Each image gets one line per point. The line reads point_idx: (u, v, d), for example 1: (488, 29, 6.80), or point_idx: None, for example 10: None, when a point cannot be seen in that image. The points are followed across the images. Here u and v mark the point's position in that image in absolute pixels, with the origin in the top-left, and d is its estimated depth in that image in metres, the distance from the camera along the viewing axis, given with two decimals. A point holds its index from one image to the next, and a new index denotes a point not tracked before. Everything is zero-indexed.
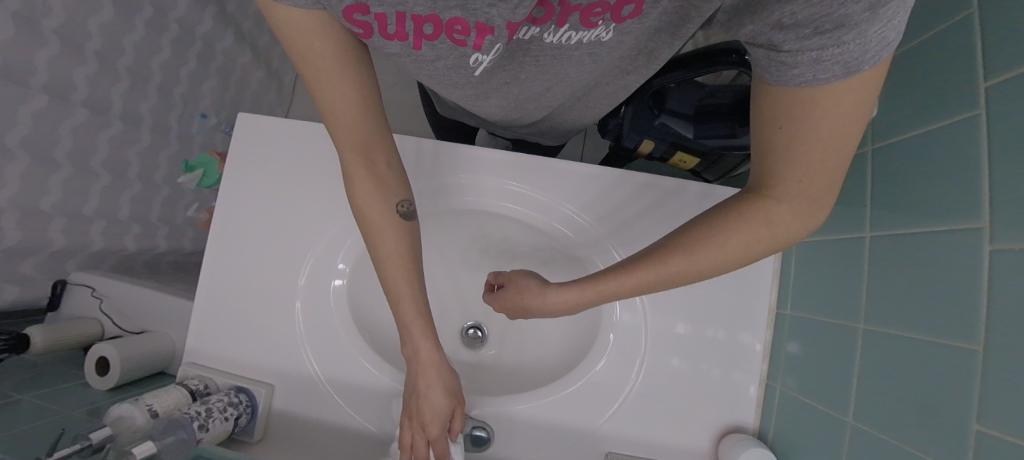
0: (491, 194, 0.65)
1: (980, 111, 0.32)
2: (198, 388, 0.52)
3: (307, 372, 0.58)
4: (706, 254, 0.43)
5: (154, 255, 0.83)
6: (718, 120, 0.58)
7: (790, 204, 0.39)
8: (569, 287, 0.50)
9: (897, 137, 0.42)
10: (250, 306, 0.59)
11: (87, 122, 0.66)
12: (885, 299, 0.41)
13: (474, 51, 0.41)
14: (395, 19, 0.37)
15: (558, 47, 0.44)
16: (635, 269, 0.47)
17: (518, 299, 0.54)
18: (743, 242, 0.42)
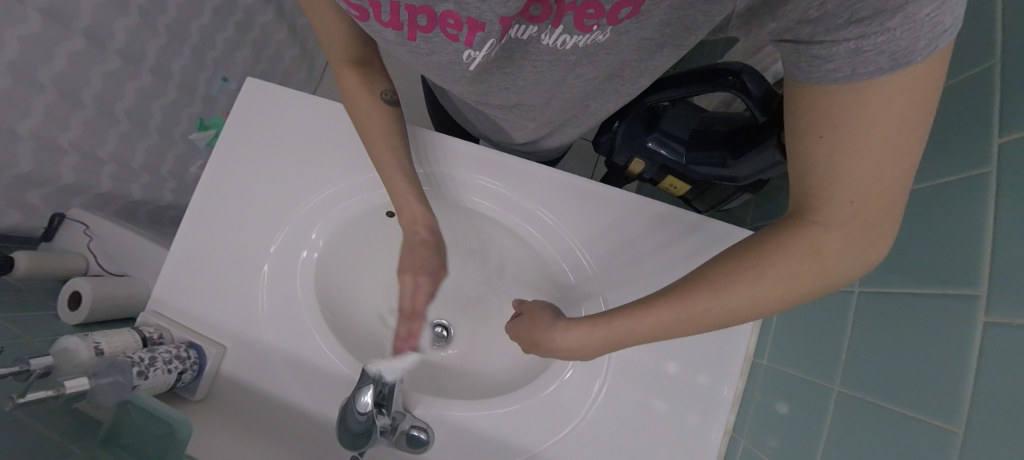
0: (498, 205, 0.59)
1: (991, 192, 0.33)
2: (151, 337, 0.54)
3: (258, 341, 0.57)
4: (743, 296, 0.34)
5: (158, 206, 0.94)
6: (715, 148, 0.49)
7: (844, 231, 0.30)
8: (580, 326, 0.42)
9: (972, 183, 0.35)
10: (222, 267, 0.58)
11: (117, 68, 0.80)
12: (888, 376, 0.39)
13: (464, 48, 0.38)
14: (388, 6, 0.34)
15: (557, 53, 0.39)
16: (656, 307, 0.37)
17: (527, 332, 0.47)
18: (786, 281, 0.32)
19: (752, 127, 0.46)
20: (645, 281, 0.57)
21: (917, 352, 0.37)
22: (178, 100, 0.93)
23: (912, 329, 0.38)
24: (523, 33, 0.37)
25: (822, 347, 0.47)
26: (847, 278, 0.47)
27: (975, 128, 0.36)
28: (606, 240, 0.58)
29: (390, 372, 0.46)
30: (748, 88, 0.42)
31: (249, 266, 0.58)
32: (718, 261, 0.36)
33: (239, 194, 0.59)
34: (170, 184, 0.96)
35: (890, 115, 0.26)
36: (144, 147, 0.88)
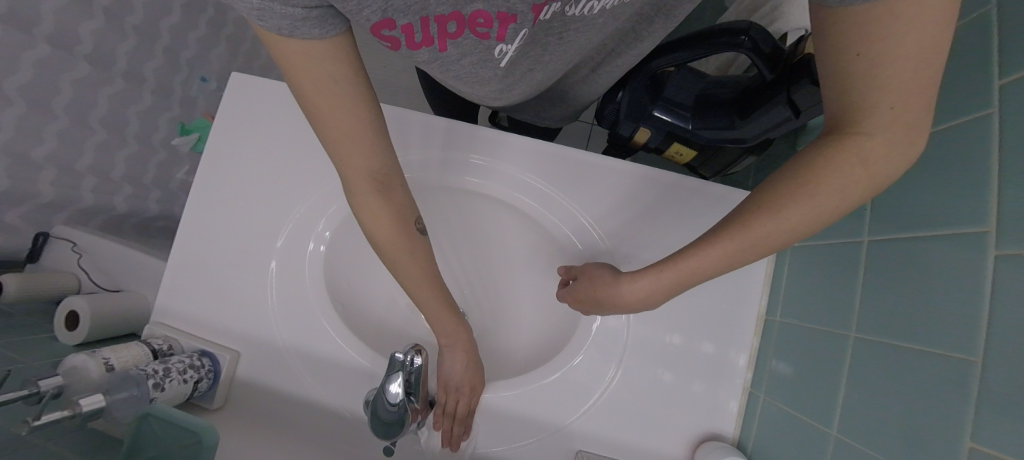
0: (508, 185, 0.59)
1: (993, 131, 0.34)
2: (161, 348, 0.53)
3: (273, 343, 0.56)
4: (797, 213, 0.36)
5: (144, 217, 0.91)
6: (721, 112, 0.49)
7: (885, 133, 0.31)
8: (642, 277, 0.44)
9: (974, 125, 0.37)
10: (225, 272, 0.57)
11: (88, 75, 0.76)
12: (901, 319, 0.40)
13: (497, 42, 0.38)
14: (418, 26, 0.34)
15: (583, 16, 0.38)
16: (719, 245, 0.40)
17: (590, 292, 0.50)
18: (836, 192, 0.34)
19: (758, 85, 0.46)
20: (656, 250, 0.58)
21: (928, 293, 0.38)
22: (155, 106, 0.89)
23: (923, 270, 0.39)
24: (548, 15, 0.36)
25: (834, 298, 0.49)
26: (854, 229, 0.48)
27: (976, 68, 0.37)
28: (614, 213, 0.58)
29: (415, 360, 0.45)
30: (755, 46, 0.42)
31: (257, 267, 0.57)
32: (768, 188, 0.38)
33: (238, 194, 0.57)
34: (155, 193, 0.93)
35: (921, 29, 0.27)
36: (124, 157, 0.85)
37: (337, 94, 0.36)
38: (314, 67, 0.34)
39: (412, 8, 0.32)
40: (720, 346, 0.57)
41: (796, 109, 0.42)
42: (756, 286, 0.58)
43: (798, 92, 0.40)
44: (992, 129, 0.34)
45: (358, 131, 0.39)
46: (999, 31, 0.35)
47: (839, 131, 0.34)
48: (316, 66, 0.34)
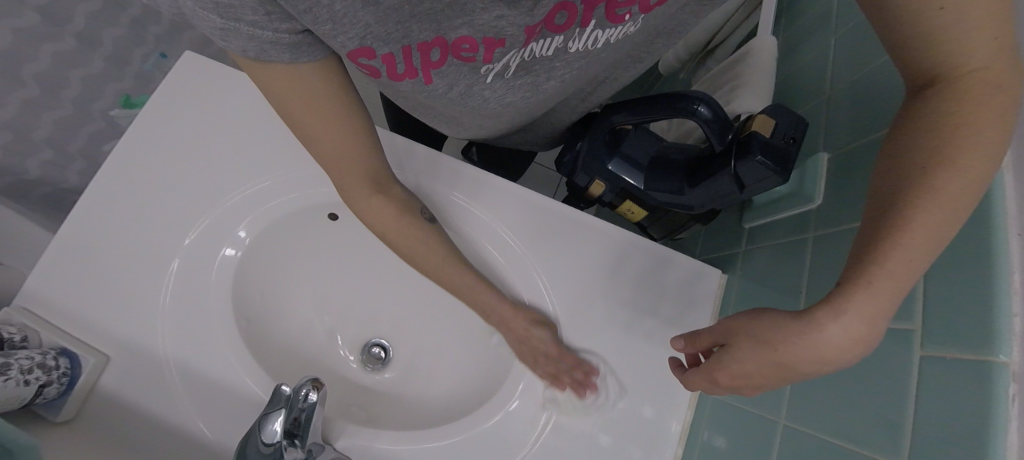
0: (481, 231, 0.57)
1: None
2: (11, 339, 0.44)
3: (156, 349, 0.48)
4: (974, 156, 0.31)
5: (58, 187, 0.82)
6: (672, 174, 0.48)
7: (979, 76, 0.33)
8: (840, 312, 0.34)
9: None
10: (119, 261, 0.50)
11: (34, 27, 0.70)
12: (835, 410, 0.38)
13: (483, 60, 0.42)
14: (401, 55, 0.39)
15: (585, 50, 0.46)
16: (902, 239, 0.32)
17: (760, 355, 0.38)
18: (993, 124, 0.32)
19: (709, 154, 0.46)
20: (596, 306, 0.55)
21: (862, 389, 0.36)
22: (104, 73, 0.83)
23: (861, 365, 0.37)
24: (549, 48, 0.44)
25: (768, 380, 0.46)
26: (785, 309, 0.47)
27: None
28: (556, 261, 0.56)
29: (311, 396, 0.39)
30: (707, 115, 0.41)
31: (154, 261, 0.50)
32: (896, 170, 0.35)
33: (155, 180, 0.52)
34: (79, 165, 0.84)
35: None
36: (53, 119, 0.77)
37: (315, 97, 0.40)
38: (292, 96, 0.39)
39: (394, 36, 0.37)
40: (657, 414, 0.51)
41: (741, 182, 0.41)
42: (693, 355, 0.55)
43: (743, 166, 0.39)
44: None
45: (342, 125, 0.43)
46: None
47: (932, 82, 0.35)
48: (308, 87, 0.38)
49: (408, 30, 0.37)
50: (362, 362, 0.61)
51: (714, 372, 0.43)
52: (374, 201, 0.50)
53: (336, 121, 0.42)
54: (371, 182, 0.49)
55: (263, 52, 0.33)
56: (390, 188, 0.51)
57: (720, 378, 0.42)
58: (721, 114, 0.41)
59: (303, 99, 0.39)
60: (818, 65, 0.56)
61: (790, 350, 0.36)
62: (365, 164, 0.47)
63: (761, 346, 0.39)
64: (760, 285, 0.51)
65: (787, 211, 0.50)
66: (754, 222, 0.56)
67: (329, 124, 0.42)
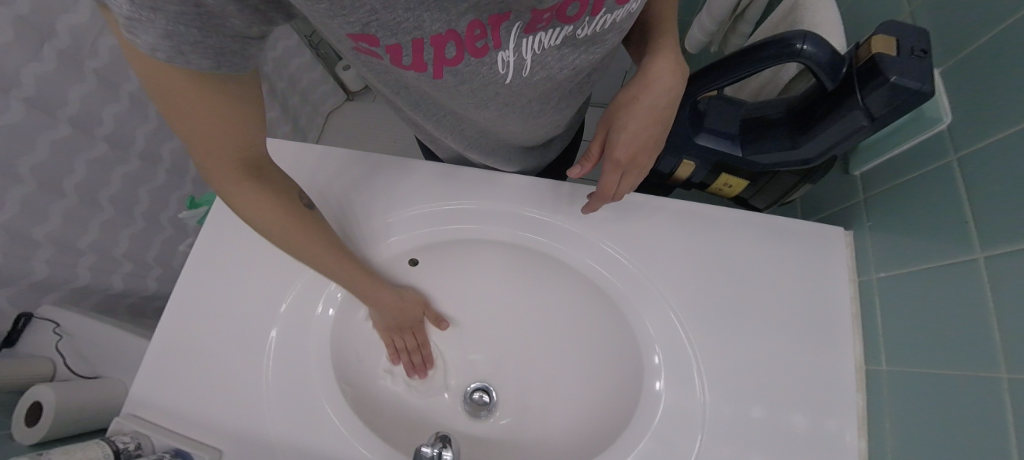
0: (551, 234, 0.54)
1: None
2: (127, 448, 0.42)
3: (262, 431, 0.46)
4: (662, 82, 0.44)
5: (141, 296, 0.85)
6: (772, 132, 0.44)
7: (664, 46, 0.46)
8: (635, 115, 0.45)
9: None
10: (216, 348, 0.50)
11: (105, 154, 0.75)
12: None
13: (497, 52, 0.39)
14: (410, 47, 0.35)
15: (596, 32, 0.43)
16: (630, 118, 0.45)
17: (637, 116, 0.44)
18: (669, 61, 0.45)
19: (814, 98, 0.41)
20: (712, 296, 0.50)
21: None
22: (166, 184, 0.88)
23: None
24: (558, 37, 0.42)
25: (951, 333, 0.39)
26: (954, 245, 0.40)
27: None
28: (650, 256, 0.52)
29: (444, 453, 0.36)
30: (813, 53, 0.36)
31: (252, 341, 0.50)
32: (632, 90, 0.46)
33: (242, 260, 0.53)
34: (155, 271, 0.88)
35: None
36: (128, 234, 0.81)
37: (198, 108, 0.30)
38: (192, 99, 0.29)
39: (403, 27, 0.33)
40: (812, 400, 0.45)
41: (869, 114, 0.36)
42: (843, 324, 0.48)
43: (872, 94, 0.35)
44: None
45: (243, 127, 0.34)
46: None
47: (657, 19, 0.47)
48: (226, 101, 0.30)
49: (420, 23, 0.33)
50: (470, 413, 0.56)
51: (613, 157, 0.45)
52: (253, 187, 0.39)
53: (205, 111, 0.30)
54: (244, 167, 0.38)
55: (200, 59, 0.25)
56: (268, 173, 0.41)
57: (622, 156, 0.45)
58: (829, 47, 0.36)
59: (209, 112, 0.30)
60: None
61: (613, 175, 0.46)
62: (243, 148, 0.37)
63: (613, 174, 0.46)
64: (903, 229, 0.45)
65: (908, 143, 0.45)
66: (866, 166, 0.50)
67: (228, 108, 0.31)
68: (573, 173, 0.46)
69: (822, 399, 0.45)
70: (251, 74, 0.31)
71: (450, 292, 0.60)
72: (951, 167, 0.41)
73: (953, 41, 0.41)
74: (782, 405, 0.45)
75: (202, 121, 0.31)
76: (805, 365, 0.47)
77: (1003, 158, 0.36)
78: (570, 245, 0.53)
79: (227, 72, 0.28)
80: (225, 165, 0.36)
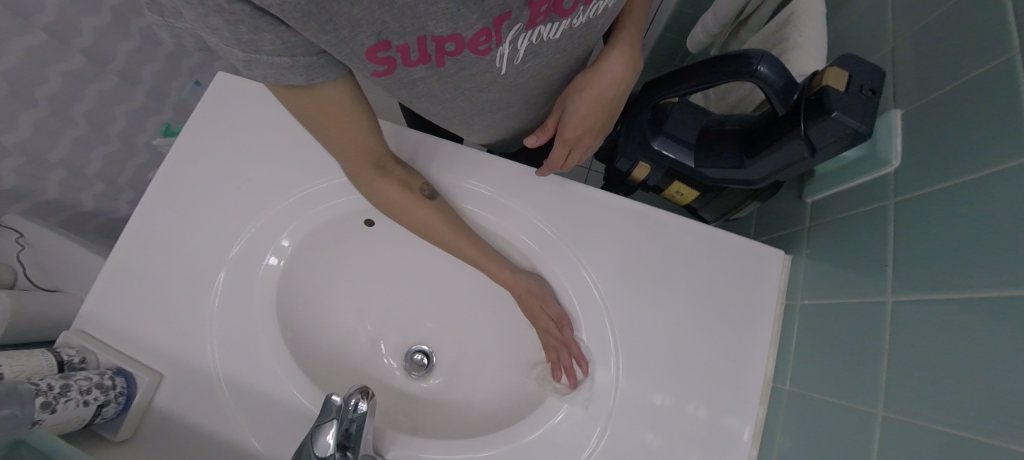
0: (510, 221, 0.55)
1: None
2: (71, 360, 0.45)
3: (203, 364, 0.49)
4: (613, 67, 0.46)
5: (112, 218, 0.86)
6: (725, 148, 0.44)
7: (623, 30, 0.47)
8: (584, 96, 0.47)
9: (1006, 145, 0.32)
10: (165, 280, 0.51)
11: (81, 69, 0.74)
12: (915, 388, 0.34)
13: (497, 48, 0.39)
14: (416, 46, 0.36)
15: (590, 20, 0.43)
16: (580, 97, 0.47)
17: (590, 98, 0.47)
18: (623, 47, 0.47)
19: (768, 120, 0.41)
20: (648, 298, 0.52)
21: (948, 359, 0.32)
22: (145, 108, 0.87)
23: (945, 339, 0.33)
24: (557, 32, 0.41)
25: (848, 365, 0.41)
26: (872, 283, 0.42)
27: (997, 96, 0.33)
28: (599, 254, 0.54)
29: (360, 405, 0.38)
30: (767, 75, 0.37)
31: (201, 279, 0.51)
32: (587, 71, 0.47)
33: (200, 198, 0.54)
34: (128, 195, 0.88)
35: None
36: (102, 154, 0.81)
37: (330, 110, 0.39)
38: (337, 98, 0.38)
39: (409, 28, 0.33)
40: (716, 406, 0.48)
41: (809, 147, 0.36)
42: (760, 339, 0.51)
43: (813, 126, 0.35)
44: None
45: (349, 117, 0.41)
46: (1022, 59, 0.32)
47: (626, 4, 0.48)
48: (339, 105, 0.39)
49: (424, 25, 0.33)
50: (407, 370, 0.59)
51: (563, 134, 0.48)
52: (382, 182, 0.50)
53: (359, 108, 0.41)
54: (373, 163, 0.48)
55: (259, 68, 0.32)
56: (390, 166, 0.50)
57: (570, 135, 0.48)
58: (783, 73, 0.37)
59: (313, 103, 0.38)
60: (876, 21, 0.51)
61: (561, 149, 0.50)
62: (376, 148, 0.47)
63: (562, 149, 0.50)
64: (835, 260, 0.47)
65: (856, 179, 0.45)
66: (817, 195, 0.51)
67: (344, 106, 0.39)
68: (527, 142, 0.50)
69: (731, 404, 0.48)
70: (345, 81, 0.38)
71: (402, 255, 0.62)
72: (887, 209, 0.42)
73: (920, 87, 0.42)
74: (690, 406, 0.48)
75: (332, 120, 0.40)
76: (719, 373, 0.49)
77: (932, 212, 0.37)
78: (527, 234, 0.55)
79: (318, 79, 0.35)
80: (358, 156, 0.46)
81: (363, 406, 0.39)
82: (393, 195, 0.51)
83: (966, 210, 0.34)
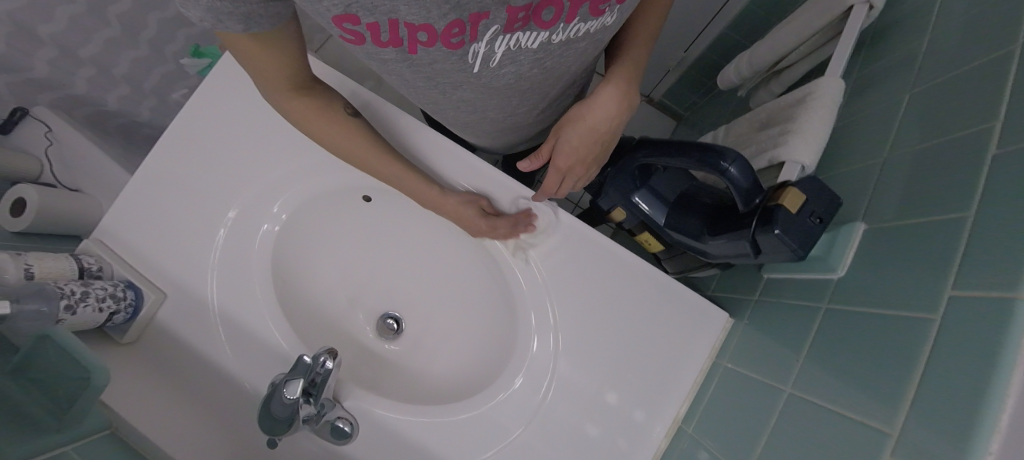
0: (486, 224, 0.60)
1: (935, 316, 0.35)
2: (90, 268, 0.52)
3: (202, 294, 0.56)
4: (602, 107, 0.52)
5: (133, 121, 0.90)
6: (693, 218, 0.48)
7: (616, 78, 0.54)
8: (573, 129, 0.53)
9: (926, 301, 0.37)
10: (176, 212, 0.57)
11: None
12: None
13: (471, 44, 0.42)
14: (386, 26, 0.38)
15: (569, 40, 0.46)
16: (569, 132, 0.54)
17: (580, 129, 0.53)
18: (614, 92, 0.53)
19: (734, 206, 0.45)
20: (593, 321, 0.57)
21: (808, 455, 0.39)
22: None
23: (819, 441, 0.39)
24: (534, 42, 0.44)
25: (741, 428, 0.48)
26: (780, 370, 0.48)
27: (937, 253, 0.38)
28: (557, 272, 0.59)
29: (327, 363, 0.47)
30: (735, 175, 0.41)
31: (211, 220, 0.57)
32: (580, 108, 0.53)
33: (215, 145, 0.58)
34: (151, 101, 0.91)
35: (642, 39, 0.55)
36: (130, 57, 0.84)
37: (264, 53, 0.39)
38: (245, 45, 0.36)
39: (380, 9, 0.36)
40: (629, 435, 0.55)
41: (755, 247, 0.41)
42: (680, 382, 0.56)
43: (760, 234, 0.39)
44: (936, 314, 0.35)
45: (278, 48, 0.39)
46: (968, 232, 0.36)
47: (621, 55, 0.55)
48: (280, 40, 0.38)
49: (395, 9, 0.36)
50: (379, 332, 0.67)
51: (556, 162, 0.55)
52: (304, 102, 0.48)
53: (285, 59, 0.41)
54: (298, 89, 0.47)
55: (221, 22, 0.32)
56: (316, 89, 0.49)
57: (562, 163, 0.55)
58: (749, 176, 0.40)
59: (256, 46, 0.37)
60: (884, 130, 0.53)
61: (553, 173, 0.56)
62: (302, 73, 0.45)
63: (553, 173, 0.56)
64: (765, 339, 0.52)
65: (805, 274, 0.50)
66: (773, 274, 0.55)
67: (278, 34, 0.37)
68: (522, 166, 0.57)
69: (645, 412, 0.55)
70: (284, 25, 0.37)
71: (389, 228, 0.67)
72: (817, 312, 0.47)
73: (889, 212, 0.45)
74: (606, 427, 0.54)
75: (255, 56, 0.39)
76: (635, 397, 0.55)
77: (853, 328, 0.42)
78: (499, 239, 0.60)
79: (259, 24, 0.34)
80: (280, 84, 0.44)
81: (332, 364, 0.47)
82: (320, 123, 0.50)
83: (877, 337, 0.40)
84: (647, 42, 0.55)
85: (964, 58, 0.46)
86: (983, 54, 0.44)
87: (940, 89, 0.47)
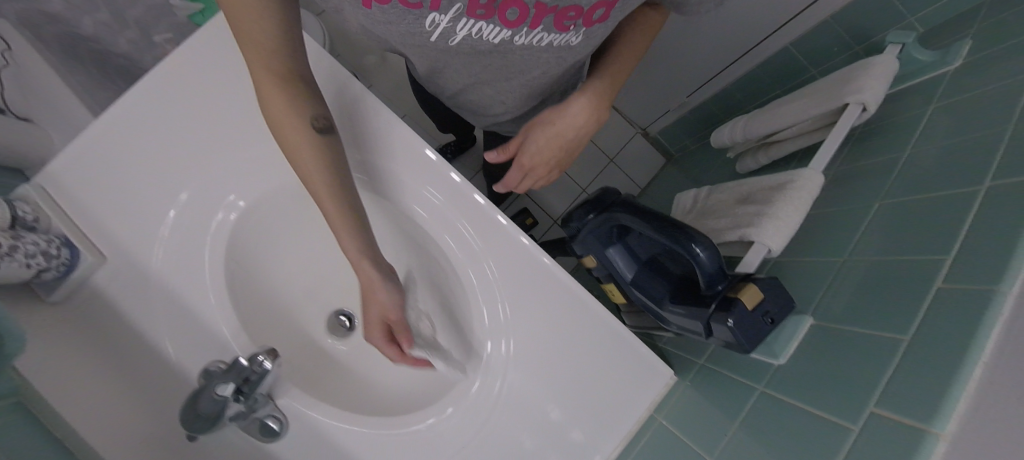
0: (448, 241, 0.57)
1: (854, 429, 0.38)
2: (24, 217, 0.47)
3: (146, 265, 0.53)
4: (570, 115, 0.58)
5: (103, 49, 0.82)
6: (658, 283, 0.49)
7: (591, 87, 0.58)
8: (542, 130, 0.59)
9: (847, 411, 0.40)
10: (135, 174, 0.53)
11: None
12: None
13: (430, 12, 0.43)
14: None
15: (530, 45, 0.48)
16: (536, 133, 0.59)
17: (547, 133, 0.59)
18: (585, 103, 0.58)
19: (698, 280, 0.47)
20: (543, 362, 0.54)
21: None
22: None
23: None
24: (495, 35, 0.46)
25: None
26: (709, 442, 0.50)
27: (870, 370, 0.40)
28: (514, 301, 0.55)
29: (265, 364, 0.46)
30: (703, 259, 0.41)
31: (170, 187, 0.54)
32: (552, 113, 0.59)
33: (186, 110, 0.54)
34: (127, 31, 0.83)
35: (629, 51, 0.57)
36: None
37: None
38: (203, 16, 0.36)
39: None
40: None
41: (708, 331, 0.42)
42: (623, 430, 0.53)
43: (714, 321, 0.41)
44: (855, 427, 0.38)
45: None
46: (898, 362, 0.39)
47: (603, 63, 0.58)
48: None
49: None
50: (329, 329, 0.65)
51: (522, 160, 0.61)
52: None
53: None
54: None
55: None
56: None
57: (526, 162, 0.61)
58: (717, 263, 0.41)
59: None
60: (848, 231, 0.56)
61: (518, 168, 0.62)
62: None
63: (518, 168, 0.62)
64: (703, 407, 0.54)
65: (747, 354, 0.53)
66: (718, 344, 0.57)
67: None
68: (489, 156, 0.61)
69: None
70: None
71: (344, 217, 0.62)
72: (753, 394, 0.49)
73: (838, 315, 0.48)
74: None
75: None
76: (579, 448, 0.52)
77: (781, 419, 0.45)
78: (461, 259, 0.57)
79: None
80: None
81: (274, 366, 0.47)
82: (248, 49, 0.42)
83: (802, 435, 0.42)
84: (633, 58, 0.58)
85: (929, 185, 0.48)
86: (948, 184, 0.46)
87: (902, 207, 0.50)
